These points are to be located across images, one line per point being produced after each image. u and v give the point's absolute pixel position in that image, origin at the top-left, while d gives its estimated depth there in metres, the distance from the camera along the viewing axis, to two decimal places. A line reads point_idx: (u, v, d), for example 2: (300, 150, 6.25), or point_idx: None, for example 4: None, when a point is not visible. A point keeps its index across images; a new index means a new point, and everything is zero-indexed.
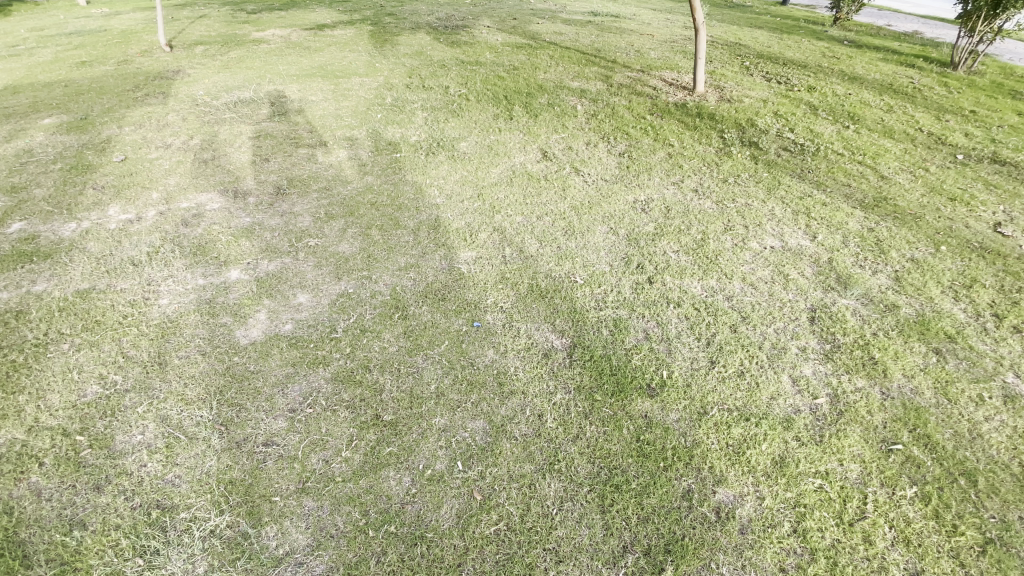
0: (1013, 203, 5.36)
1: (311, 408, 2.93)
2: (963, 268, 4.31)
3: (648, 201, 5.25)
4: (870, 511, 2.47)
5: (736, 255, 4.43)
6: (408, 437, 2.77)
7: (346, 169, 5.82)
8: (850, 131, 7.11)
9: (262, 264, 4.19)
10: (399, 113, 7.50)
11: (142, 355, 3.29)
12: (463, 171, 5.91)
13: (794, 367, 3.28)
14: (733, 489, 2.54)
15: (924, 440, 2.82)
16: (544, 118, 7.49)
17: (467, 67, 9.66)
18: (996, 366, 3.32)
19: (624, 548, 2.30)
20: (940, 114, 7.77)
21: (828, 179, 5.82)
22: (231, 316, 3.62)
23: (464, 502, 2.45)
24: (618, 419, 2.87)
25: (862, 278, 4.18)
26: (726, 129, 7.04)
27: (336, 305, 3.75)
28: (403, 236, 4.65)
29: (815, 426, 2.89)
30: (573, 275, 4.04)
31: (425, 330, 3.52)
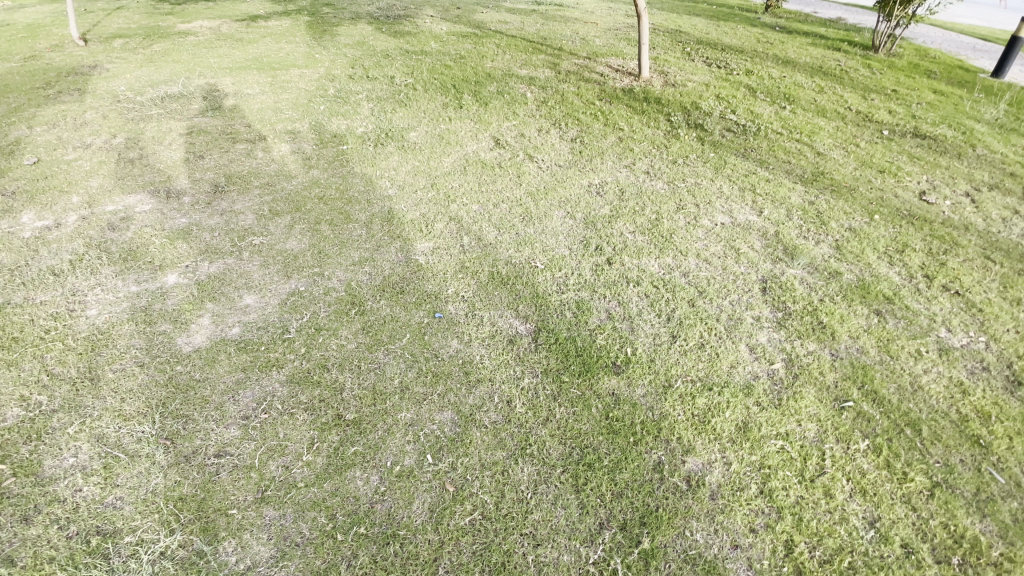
0: (935, 172, 5.75)
1: (266, 413, 2.77)
2: (896, 235, 4.59)
3: (602, 184, 5.29)
4: (829, 467, 2.57)
5: (689, 233, 4.51)
6: (373, 435, 2.66)
7: (288, 164, 5.54)
8: (787, 111, 7.42)
9: (202, 266, 3.92)
10: (343, 105, 7.22)
11: (69, 371, 3.00)
12: (414, 161, 5.75)
13: (750, 336, 3.38)
14: (701, 457, 2.58)
15: (872, 396, 2.97)
16: (493, 106, 7.40)
17: (412, 57, 9.42)
18: (931, 323, 3.55)
19: (600, 525, 2.29)
20: (866, 93, 8.25)
21: (769, 157, 6.05)
22: (170, 323, 3.36)
23: (436, 496, 2.38)
24: (587, 398, 2.85)
25: (807, 248, 4.37)
26: (672, 113, 7.19)
27: (287, 304, 3.56)
28: (355, 230, 4.47)
29: (773, 390, 2.98)
30: (533, 260, 4.01)
31: (384, 324, 3.40)
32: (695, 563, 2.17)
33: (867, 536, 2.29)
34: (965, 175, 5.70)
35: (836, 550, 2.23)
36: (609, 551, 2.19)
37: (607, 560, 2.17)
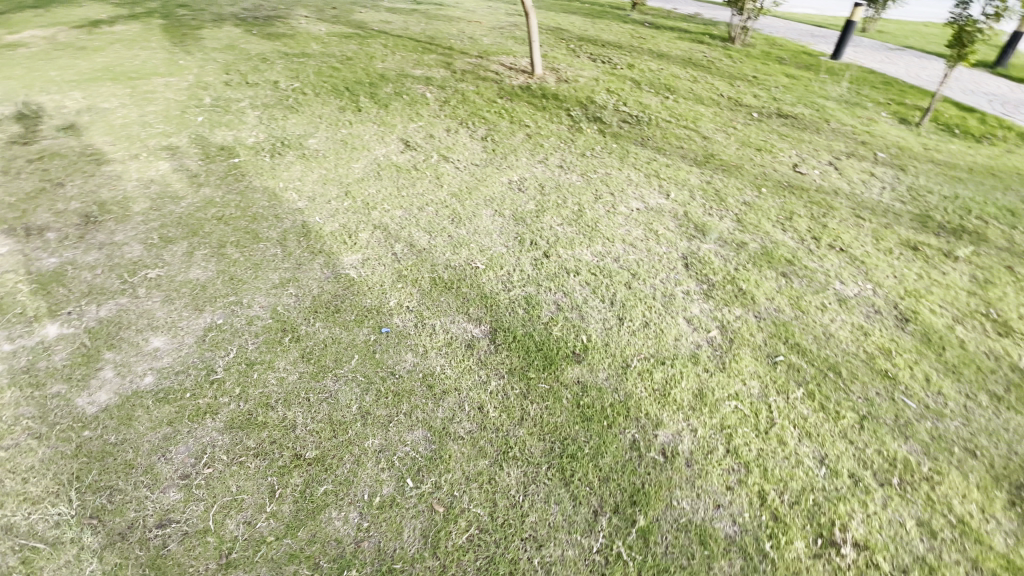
0: (801, 148, 6.61)
1: (209, 468, 2.43)
2: (783, 205, 5.20)
3: (522, 180, 5.36)
4: (777, 418, 2.85)
5: (611, 221, 4.67)
6: (340, 469, 2.44)
7: (173, 183, 4.88)
8: (671, 101, 8.05)
9: (89, 310, 3.37)
10: (223, 114, 6.49)
11: None
12: (320, 169, 5.35)
13: (685, 310, 3.60)
14: (670, 428, 2.72)
15: (796, 349, 3.36)
16: (394, 108, 7.13)
17: (293, 59, 8.73)
18: (826, 278, 4.10)
19: (595, 512, 2.32)
20: (732, 81, 9.22)
21: (665, 143, 6.49)
22: (63, 382, 2.85)
23: (426, 520, 2.25)
24: (555, 391, 2.88)
25: (714, 224, 4.75)
26: (571, 107, 7.44)
27: (205, 340, 3.14)
28: (268, 250, 4.05)
29: (717, 356, 3.22)
30: (473, 262, 3.97)
31: (326, 348, 3.13)
32: (688, 529, 2.28)
33: (821, 473, 2.58)
34: (823, 149, 6.63)
35: (799, 490, 2.49)
36: (609, 536, 2.23)
37: (609, 545, 2.20)
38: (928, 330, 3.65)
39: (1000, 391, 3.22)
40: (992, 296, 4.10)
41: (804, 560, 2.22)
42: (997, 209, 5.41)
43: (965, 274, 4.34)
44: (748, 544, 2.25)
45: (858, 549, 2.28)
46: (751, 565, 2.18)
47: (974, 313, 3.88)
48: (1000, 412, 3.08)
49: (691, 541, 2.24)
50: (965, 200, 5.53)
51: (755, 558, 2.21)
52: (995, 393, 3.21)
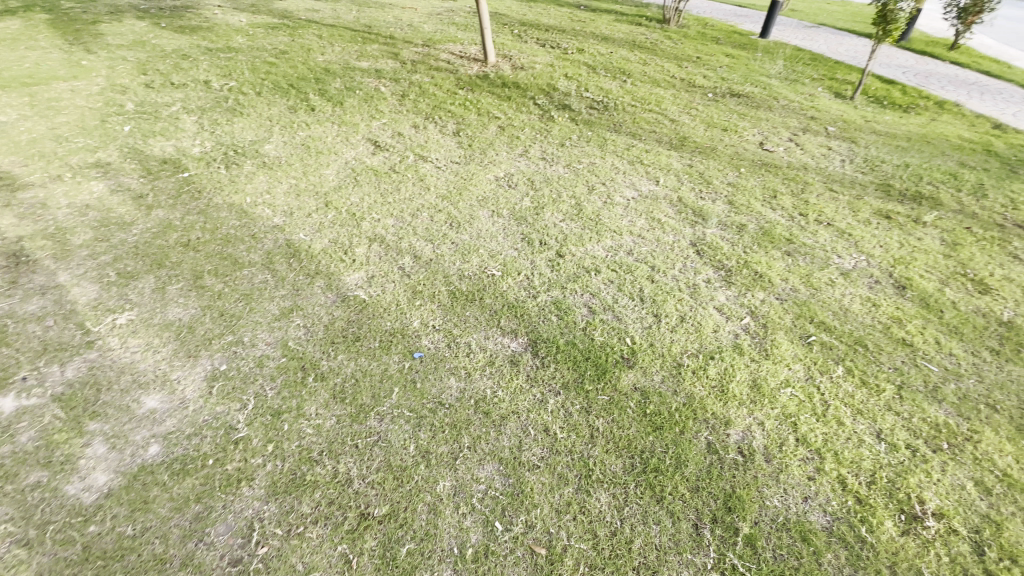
0: (761, 126, 6.85)
1: (264, 546, 2.09)
2: (764, 184, 5.35)
3: (509, 175, 5.13)
4: (829, 399, 2.90)
5: (612, 211, 4.60)
6: (418, 521, 2.19)
7: (115, 207, 4.19)
8: (629, 84, 8.06)
9: (51, 372, 2.76)
10: (154, 121, 5.68)
11: None
12: (288, 178, 4.84)
13: (712, 299, 3.61)
14: (739, 425, 2.70)
15: (823, 327, 3.44)
16: (350, 105, 6.58)
17: (219, 54, 7.79)
18: (825, 253, 4.25)
19: (697, 526, 2.24)
20: (680, 62, 9.40)
21: (637, 129, 6.47)
22: (42, 468, 2.31)
23: (529, 565, 2.07)
24: (618, 401, 2.77)
25: (709, 207, 4.81)
26: (535, 95, 7.24)
27: (213, 392, 2.71)
28: (256, 276, 3.59)
29: (756, 344, 3.25)
30: (487, 269, 3.72)
31: (359, 383, 2.80)
32: (788, 528, 2.26)
33: (883, 448, 2.64)
34: (780, 126, 6.91)
35: (872, 470, 2.53)
36: (718, 549, 2.17)
37: (721, 558, 2.14)
38: (925, 294, 3.84)
39: (997, 345, 3.41)
40: (965, 255, 4.36)
41: (898, 539, 2.25)
42: (942, 171, 5.78)
43: (936, 236, 4.62)
44: (847, 533, 2.26)
45: (941, 520, 2.34)
46: (856, 554, 2.19)
47: (955, 273, 4.11)
48: (1004, 365, 3.26)
49: (795, 540, 2.22)
50: (914, 165, 5.91)
51: (857, 546, 2.22)
52: (995, 346, 3.39)
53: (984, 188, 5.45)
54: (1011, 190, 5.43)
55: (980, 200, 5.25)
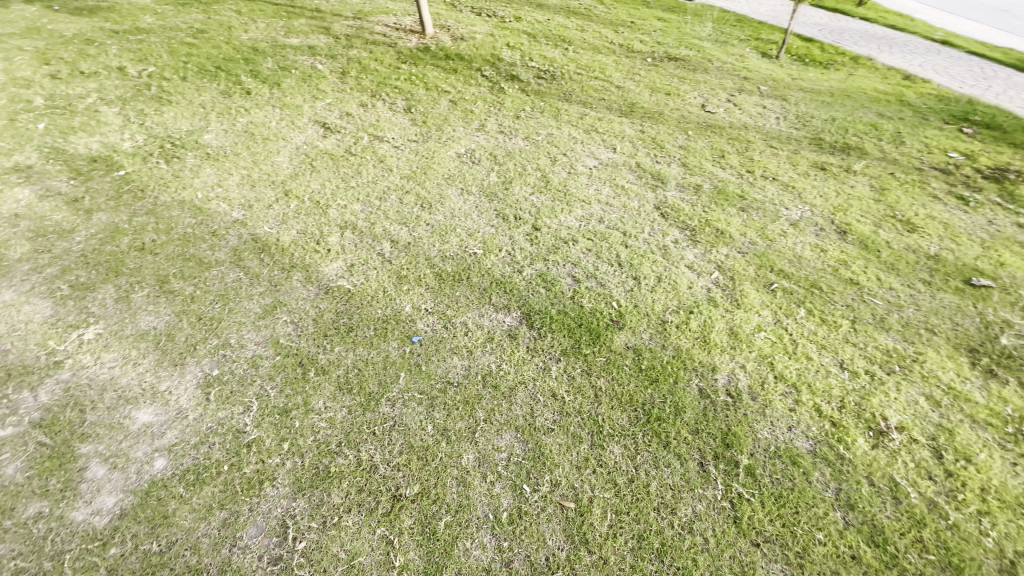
0: (700, 88, 7.14)
1: (302, 541, 2.10)
2: (712, 145, 5.63)
3: (471, 151, 5.09)
4: (797, 338, 3.22)
5: (577, 181, 4.71)
6: (450, 495, 2.28)
7: (49, 214, 3.83)
8: (572, 52, 8.06)
9: (22, 399, 2.57)
10: (71, 116, 5.13)
11: None
12: (238, 169, 4.55)
13: (683, 258, 3.84)
14: (725, 370, 2.95)
15: (783, 275, 3.76)
16: (288, 86, 6.17)
17: (128, 37, 7.04)
18: (774, 206, 4.59)
19: (702, 463, 2.48)
20: (616, 27, 9.48)
21: (588, 97, 6.55)
22: (41, 498, 2.19)
23: (562, 520, 2.22)
24: (614, 361, 2.94)
25: (666, 171, 5.03)
26: (481, 67, 7.09)
27: (211, 399, 2.62)
28: (228, 274, 3.42)
29: (728, 295, 3.52)
30: (468, 248, 3.75)
31: (363, 373, 2.79)
32: (779, 454, 2.55)
33: (847, 376, 2.99)
34: (718, 88, 7.22)
35: (840, 396, 2.86)
36: (724, 481, 2.41)
37: (728, 488, 2.38)
38: (863, 236, 4.27)
39: (927, 276, 3.87)
40: (892, 199, 4.85)
41: (869, 452, 2.60)
42: (864, 123, 6.31)
43: (866, 184, 5.09)
44: (828, 453, 2.57)
45: (900, 431, 2.71)
46: (837, 469, 2.51)
47: (886, 216, 4.57)
48: (934, 293, 3.72)
49: (786, 464, 2.51)
50: (840, 119, 6.40)
51: (837, 462, 2.54)
52: (925, 278, 3.85)
53: (901, 136, 6.01)
54: (923, 137, 6.03)
55: (898, 147, 5.80)
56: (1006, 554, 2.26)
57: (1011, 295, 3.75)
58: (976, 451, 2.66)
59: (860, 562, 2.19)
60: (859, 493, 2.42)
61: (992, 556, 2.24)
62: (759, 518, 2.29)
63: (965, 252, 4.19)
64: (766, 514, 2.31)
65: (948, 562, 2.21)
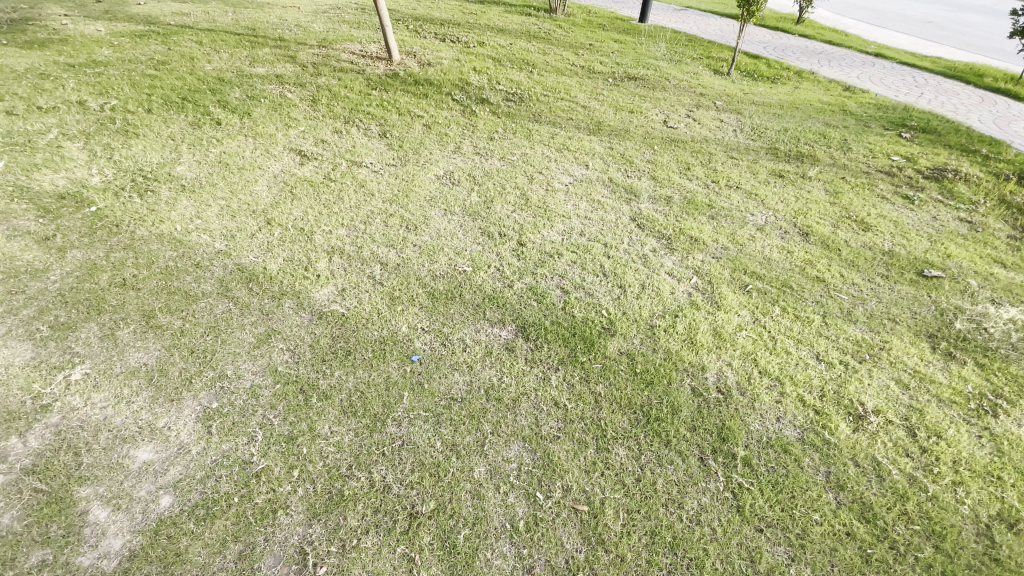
0: (661, 105, 7.50)
1: (323, 566, 2.11)
2: (677, 158, 5.93)
3: (449, 173, 5.20)
4: (775, 334, 3.43)
5: (556, 197, 4.88)
6: (465, 508, 2.33)
7: (19, 253, 3.71)
8: (537, 74, 8.32)
9: (11, 446, 2.49)
10: (32, 152, 4.98)
11: None
12: (216, 199, 4.50)
13: (663, 265, 4.03)
14: (713, 369, 3.12)
15: (755, 276, 3.99)
16: (258, 115, 6.11)
17: (85, 70, 6.88)
18: (741, 213, 4.87)
19: (702, 458, 2.61)
20: (576, 49, 9.84)
21: (556, 118, 6.79)
22: (42, 547, 2.13)
23: (577, 522, 2.31)
24: (610, 367, 3.06)
25: (638, 184, 5.27)
26: (451, 91, 7.23)
27: (213, 432, 2.59)
28: (216, 305, 3.37)
29: (708, 298, 3.71)
30: (457, 266, 3.83)
31: (366, 395, 2.81)
32: (772, 444, 2.71)
33: (823, 367, 3.20)
34: (678, 104, 7.60)
35: (820, 385, 3.06)
36: (724, 473, 2.55)
37: (729, 479, 2.52)
38: (824, 236, 4.58)
39: (884, 270, 4.19)
40: (845, 201, 5.22)
41: (852, 435, 2.79)
42: (814, 132, 6.77)
43: (821, 188, 5.47)
44: (815, 439, 2.75)
45: (877, 414, 2.92)
46: (825, 453, 2.69)
47: (843, 217, 4.92)
48: (892, 285, 4.03)
49: (779, 453, 2.67)
50: (792, 129, 6.84)
51: (824, 446, 2.72)
52: (883, 272, 4.17)
53: (847, 143, 6.48)
54: (867, 143, 6.51)
55: (846, 153, 6.25)
56: (980, 518, 2.46)
57: (959, 284, 4.10)
58: (945, 427, 2.89)
59: (854, 537, 2.35)
60: (847, 474, 2.60)
61: (969, 521, 2.44)
62: (760, 504, 2.43)
63: (915, 246, 4.55)
64: (766, 500, 2.45)
65: (932, 530, 2.40)
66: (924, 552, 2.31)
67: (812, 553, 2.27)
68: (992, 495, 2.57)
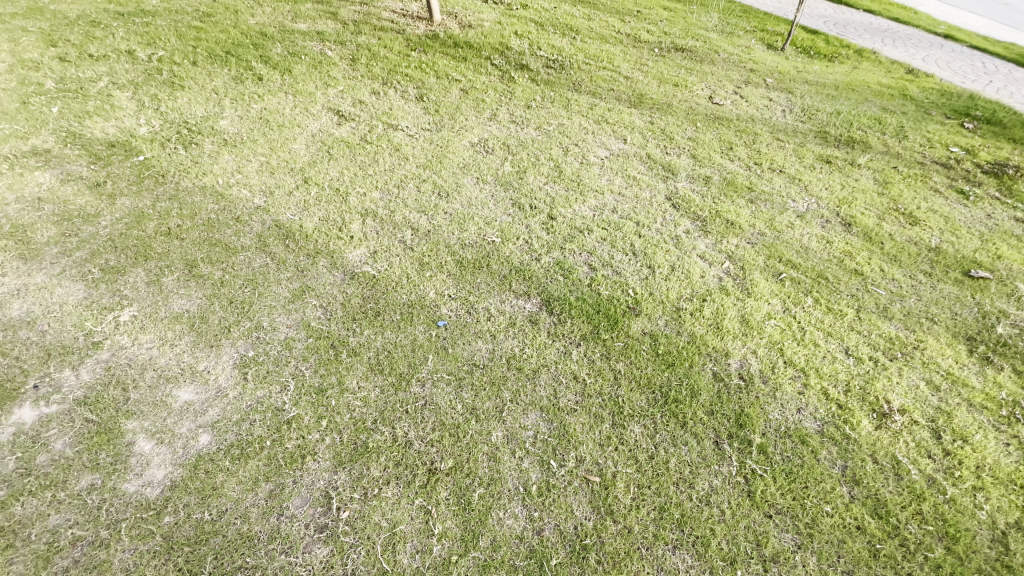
0: (707, 80, 7.19)
1: (346, 510, 2.26)
2: (719, 137, 5.72)
3: (484, 141, 5.16)
4: (805, 325, 3.36)
5: (590, 171, 4.81)
6: (481, 469, 2.43)
7: (73, 197, 3.91)
8: (580, 41, 8.05)
9: (65, 377, 2.70)
10: (84, 99, 5.16)
11: None
12: (256, 155, 4.60)
13: (695, 247, 3.96)
14: (737, 355, 3.10)
15: (790, 265, 3.89)
16: (299, 72, 6.14)
17: (134, 20, 6.99)
18: (782, 198, 4.71)
19: (717, 442, 2.63)
20: (623, 16, 9.45)
21: (597, 88, 6.60)
22: (92, 472, 2.33)
23: (588, 492, 2.39)
24: (632, 346, 3.08)
25: (677, 162, 5.13)
26: (491, 55, 7.09)
27: (249, 378, 2.74)
28: (254, 259, 3.50)
29: (738, 284, 3.65)
30: (486, 236, 3.86)
31: (392, 355, 2.91)
32: (789, 434, 2.71)
33: (852, 362, 3.14)
34: (725, 79, 7.28)
35: (846, 380, 3.02)
36: (739, 458, 2.57)
37: (742, 464, 2.54)
38: (867, 228, 4.40)
39: (928, 268, 4.02)
40: (894, 192, 4.98)
41: (874, 433, 2.75)
42: (868, 117, 6.41)
43: (870, 177, 5.22)
44: (834, 432, 2.73)
45: (903, 413, 2.87)
46: (843, 447, 2.67)
47: (889, 209, 4.70)
48: (934, 284, 3.87)
49: (796, 443, 2.67)
50: (845, 112, 6.49)
51: (843, 441, 2.70)
52: (926, 270, 4.00)
53: (904, 131, 6.13)
54: (925, 132, 6.14)
55: (901, 141, 5.92)
56: (997, 525, 2.43)
57: (1007, 287, 3.91)
58: (973, 432, 2.82)
59: (864, 531, 2.35)
60: (864, 469, 2.58)
61: (985, 527, 2.42)
62: (771, 491, 2.45)
63: (964, 244, 4.34)
64: (778, 488, 2.46)
65: (946, 532, 2.38)
66: (934, 552, 2.31)
67: (820, 543, 2.30)
68: (1014, 504, 2.52)
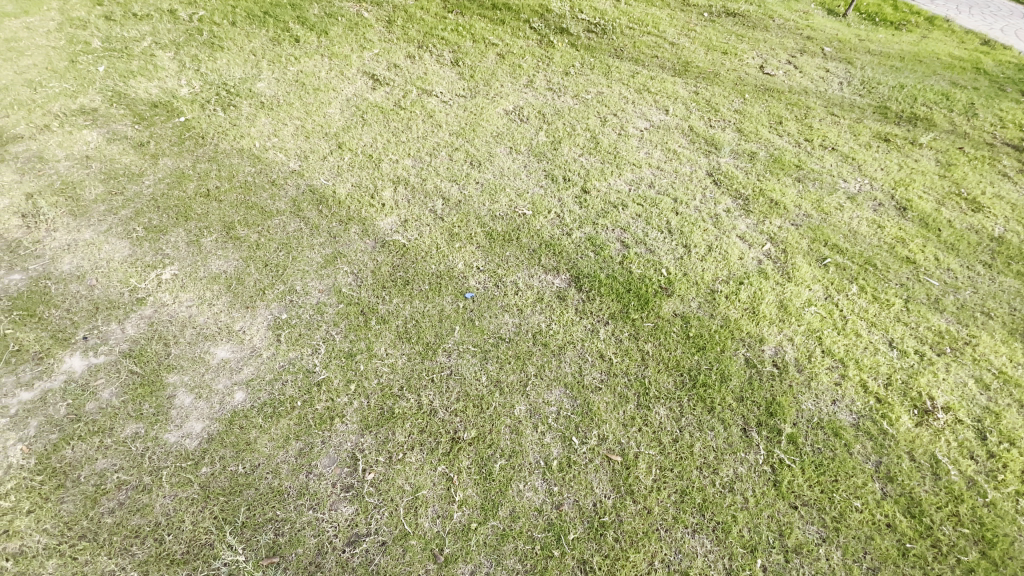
0: (759, 48, 6.75)
1: (371, 472, 2.32)
2: (768, 110, 5.40)
3: (519, 109, 5.02)
4: (847, 314, 3.21)
5: (628, 143, 4.63)
6: (504, 441, 2.45)
7: (118, 156, 4.03)
8: (624, 3, 7.64)
9: (112, 330, 2.84)
10: (128, 59, 5.25)
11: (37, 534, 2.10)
12: (292, 118, 4.61)
13: (734, 228, 3.79)
14: (772, 342, 2.99)
15: (836, 250, 3.69)
16: (335, 34, 6.07)
17: None
18: (832, 178, 4.44)
19: (745, 429, 2.57)
20: None
21: (640, 54, 6.30)
22: (136, 421, 2.46)
23: (609, 471, 2.38)
24: (662, 327, 3.01)
25: (721, 135, 4.88)
26: (530, 18, 6.83)
27: (281, 340, 2.82)
28: (289, 223, 3.55)
29: (778, 267, 3.50)
30: (517, 208, 3.79)
31: (420, 324, 2.93)
32: (822, 426, 2.62)
33: (895, 354, 2.99)
34: (779, 47, 6.82)
35: (887, 373, 2.88)
36: (766, 446, 2.51)
37: (770, 454, 2.48)
38: (924, 213, 4.12)
39: (988, 259, 3.75)
40: (957, 175, 4.63)
41: (913, 430, 2.63)
42: (935, 91, 5.93)
43: (931, 158, 4.86)
44: (870, 427, 2.63)
45: (947, 412, 2.73)
46: (878, 443, 2.57)
47: (951, 194, 4.38)
48: (994, 276, 3.62)
49: (828, 435, 2.58)
50: (909, 86, 6.01)
51: (879, 436, 2.59)
52: (986, 261, 3.73)
53: (974, 108, 5.64)
54: (998, 110, 5.64)
55: (969, 120, 5.46)
56: None
57: None
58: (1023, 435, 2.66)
59: (894, 529, 2.28)
60: (899, 466, 2.49)
61: None
62: (798, 482, 2.39)
63: None
64: (806, 480, 2.40)
65: (982, 536, 2.28)
66: (967, 555, 2.23)
67: (846, 537, 2.24)
68: None
